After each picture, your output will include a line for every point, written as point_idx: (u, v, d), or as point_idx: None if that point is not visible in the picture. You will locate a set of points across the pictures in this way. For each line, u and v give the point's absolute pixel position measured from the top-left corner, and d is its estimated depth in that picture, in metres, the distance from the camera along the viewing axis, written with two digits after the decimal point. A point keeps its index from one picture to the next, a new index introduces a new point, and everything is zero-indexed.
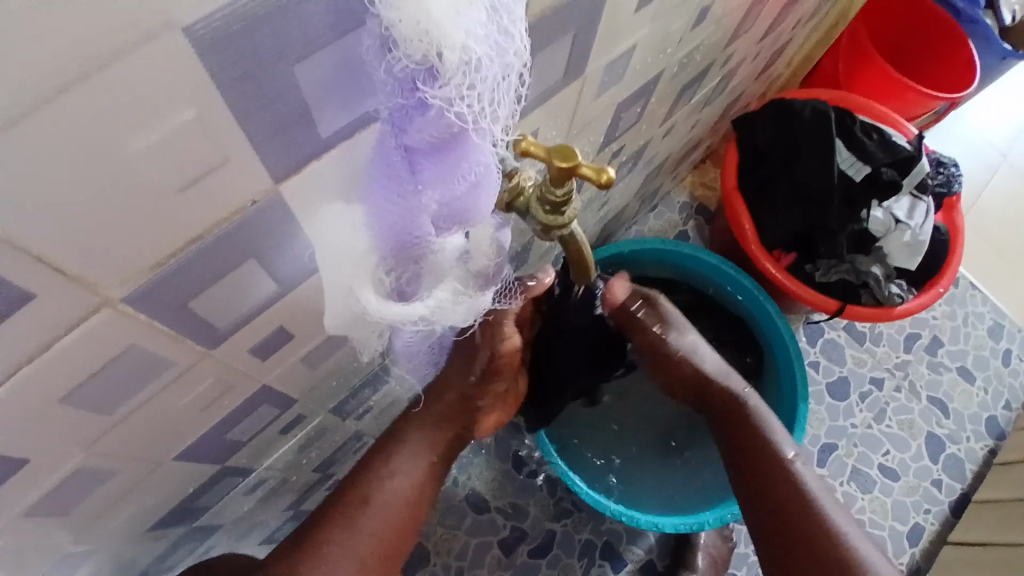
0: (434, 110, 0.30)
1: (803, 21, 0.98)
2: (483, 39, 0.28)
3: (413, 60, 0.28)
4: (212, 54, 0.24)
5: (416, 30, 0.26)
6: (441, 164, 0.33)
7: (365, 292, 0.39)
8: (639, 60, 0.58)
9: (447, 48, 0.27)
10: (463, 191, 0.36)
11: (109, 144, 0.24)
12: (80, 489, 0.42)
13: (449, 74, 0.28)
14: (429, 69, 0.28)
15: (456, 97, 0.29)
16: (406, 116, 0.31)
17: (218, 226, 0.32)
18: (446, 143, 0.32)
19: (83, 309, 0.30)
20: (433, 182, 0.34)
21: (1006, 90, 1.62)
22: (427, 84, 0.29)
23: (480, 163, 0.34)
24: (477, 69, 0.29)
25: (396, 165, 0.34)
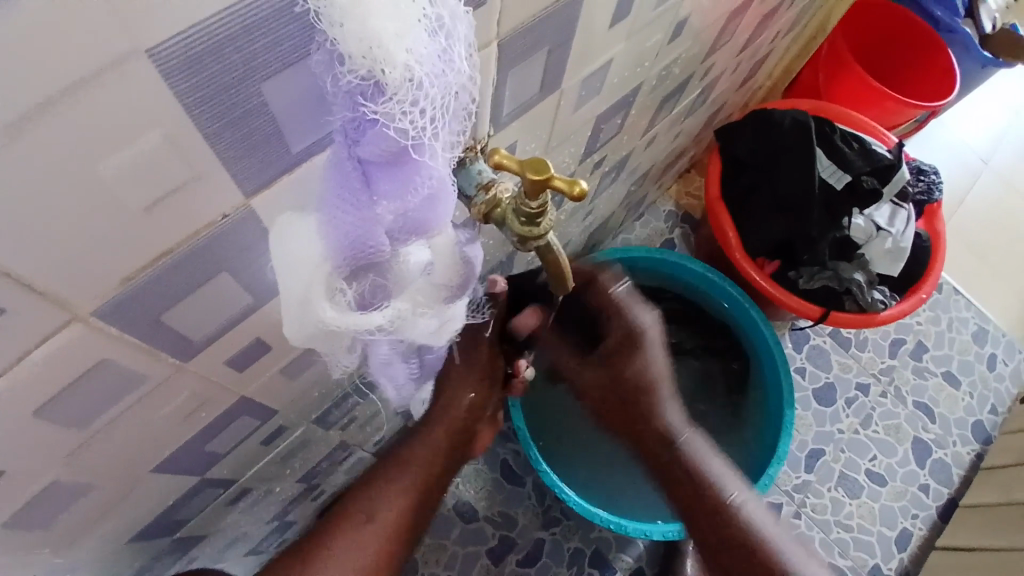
0: (381, 129, 0.25)
1: (782, 33, 0.99)
2: (430, 59, 0.24)
3: (358, 76, 0.23)
4: (187, 75, 0.22)
5: (360, 48, 0.22)
6: (395, 186, 0.28)
7: (332, 319, 0.32)
8: (617, 74, 0.53)
9: (387, 68, 0.23)
10: (427, 214, 0.30)
11: (77, 161, 0.21)
12: (54, 505, 0.39)
13: (393, 92, 0.24)
14: (375, 85, 0.24)
15: (400, 115, 0.25)
16: (353, 131, 0.26)
17: (189, 241, 0.29)
18: (395, 163, 0.27)
19: (53, 326, 0.27)
20: (390, 197, 0.28)
21: (981, 100, 1.67)
22: (370, 100, 0.24)
23: (438, 181, 0.29)
24: (426, 90, 0.25)
25: (346, 181, 0.27)
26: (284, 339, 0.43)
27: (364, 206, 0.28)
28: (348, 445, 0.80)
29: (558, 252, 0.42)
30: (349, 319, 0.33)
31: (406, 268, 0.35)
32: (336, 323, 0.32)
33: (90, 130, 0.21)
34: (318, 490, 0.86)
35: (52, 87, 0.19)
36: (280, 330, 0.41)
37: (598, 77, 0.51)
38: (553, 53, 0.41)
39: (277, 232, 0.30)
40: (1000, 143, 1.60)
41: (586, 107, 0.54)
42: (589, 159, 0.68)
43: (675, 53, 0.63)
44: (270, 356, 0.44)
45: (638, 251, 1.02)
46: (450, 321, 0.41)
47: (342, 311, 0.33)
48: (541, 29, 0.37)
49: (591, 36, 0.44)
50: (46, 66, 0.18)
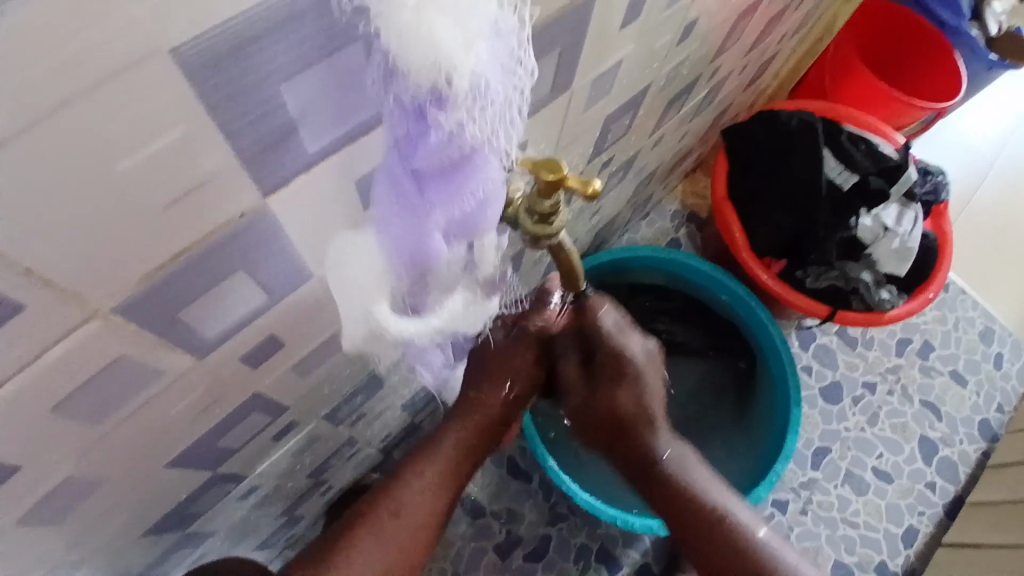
0: (445, 138, 0.28)
1: (789, 34, 0.99)
2: (492, 66, 0.27)
3: (422, 90, 0.26)
4: (209, 74, 0.23)
5: (429, 62, 0.24)
6: (449, 192, 0.31)
7: (390, 323, 0.38)
8: (626, 75, 0.54)
9: (457, 76, 0.25)
10: (477, 212, 0.34)
11: (99, 158, 0.23)
12: (73, 495, 0.40)
13: (458, 101, 0.27)
14: (440, 98, 0.26)
15: (465, 122, 0.28)
16: (415, 143, 0.29)
17: (205, 240, 0.30)
18: (453, 171, 0.30)
19: (75, 319, 0.28)
20: (445, 202, 0.32)
21: (991, 100, 1.66)
22: (438, 111, 0.27)
23: (489, 184, 0.33)
24: (487, 94, 0.28)
25: (403, 191, 0.31)
26: (298, 334, 0.44)
27: (422, 211, 0.32)
28: (356, 441, 0.81)
29: (571, 252, 0.43)
30: (401, 325, 0.39)
31: (451, 274, 0.39)
32: (392, 324, 0.38)
33: (112, 128, 0.22)
34: (326, 485, 0.87)
35: (77, 86, 0.20)
36: (294, 325, 0.42)
37: (607, 78, 0.51)
38: (564, 55, 0.41)
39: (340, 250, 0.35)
40: (1009, 143, 1.60)
41: (594, 108, 0.55)
42: (597, 159, 0.69)
43: (683, 54, 0.63)
44: (283, 352, 0.45)
45: (644, 250, 1.03)
46: (488, 311, 0.48)
47: (400, 316, 0.39)
48: (552, 31, 0.38)
49: (600, 39, 0.44)
50: (67, 69, 0.19)
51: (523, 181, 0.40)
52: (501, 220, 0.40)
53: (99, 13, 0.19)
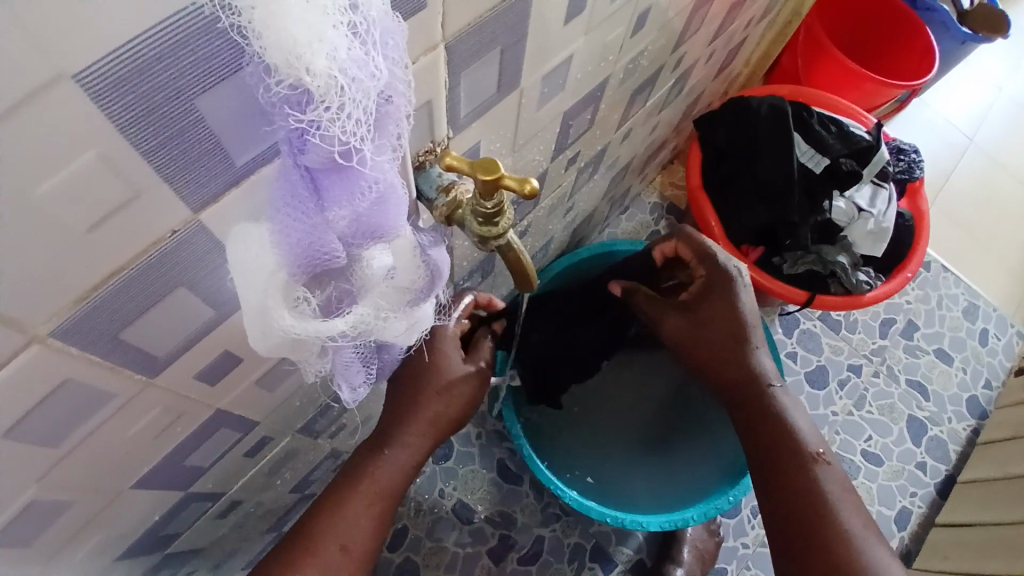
0: (313, 137, 0.25)
1: (754, 20, 0.99)
2: (353, 61, 0.24)
3: (286, 86, 0.23)
4: (117, 95, 0.22)
5: (282, 57, 0.22)
6: (343, 190, 0.28)
7: (290, 325, 0.32)
8: (579, 69, 0.54)
9: (309, 74, 0.22)
10: (378, 218, 0.31)
11: (16, 182, 0.22)
12: (35, 522, 0.39)
13: (320, 99, 0.24)
14: (304, 93, 0.24)
15: (328, 122, 0.24)
16: (297, 141, 0.26)
17: (139, 259, 0.29)
18: (337, 169, 0.27)
19: (10, 348, 0.27)
20: (340, 198, 0.29)
21: (965, 76, 1.67)
22: (299, 109, 0.24)
23: (385, 184, 0.30)
24: (352, 94, 0.24)
25: (294, 188, 0.28)
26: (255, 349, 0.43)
27: (316, 213, 0.29)
28: (338, 453, 0.81)
29: (519, 250, 0.42)
30: (309, 325, 0.33)
31: (371, 273, 0.36)
32: (295, 330, 0.33)
33: (30, 151, 0.21)
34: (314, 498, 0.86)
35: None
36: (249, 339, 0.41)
37: (560, 73, 0.51)
38: (508, 52, 0.41)
39: (231, 240, 0.30)
40: (986, 119, 1.61)
41: (551, 104, 0.54)
42: (562, 155, 0.69)
43: (641, 44, 0.63)
44: (244, 366, 0.44)
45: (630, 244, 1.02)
46: (418, 324, 0.42)
47: (303, 317, 0.33)
48: (493, 28, 0.37)
49: (546, 33, 0.44)
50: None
51: (470, 183, 0.41)
52: (449, 223, 0.40)
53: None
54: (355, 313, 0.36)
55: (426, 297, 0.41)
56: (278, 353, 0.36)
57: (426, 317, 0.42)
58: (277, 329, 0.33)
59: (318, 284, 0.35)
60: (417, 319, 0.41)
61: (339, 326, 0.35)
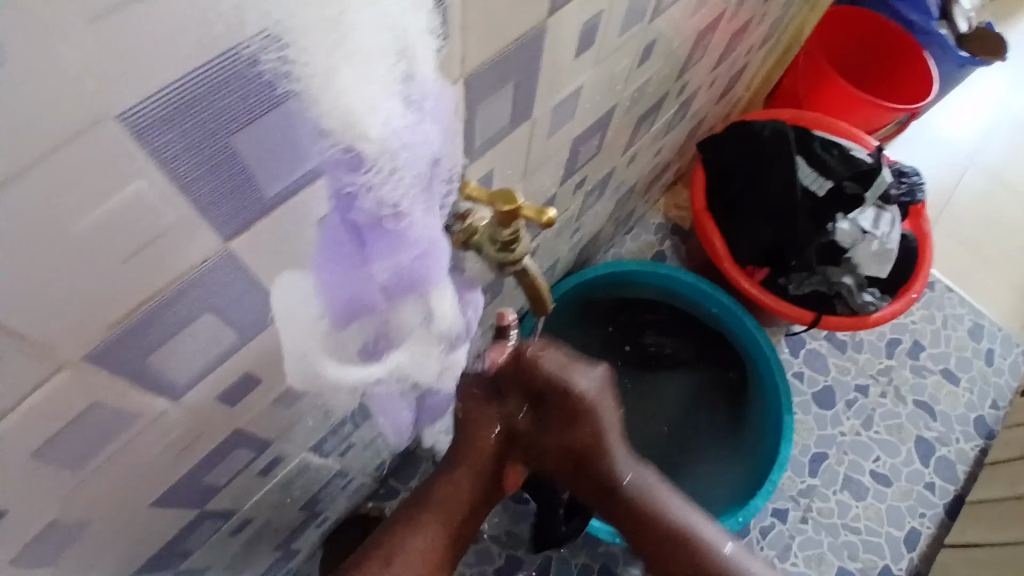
0: (363, 198, 0.28)
1: (757, 47, 1.01)
2: (403, 128, 0.27)
3: (340, 150, 0.26)
4: (158, 134, 0.24)
5: (339, 123, 0.25)
6: (386, 251, 0.30)
7: (331, 368, 0.35)
8: (588, 98, 0.55)
9: (364, 140, 0.25)
10: (420, 271, 0.33)
11: (60, 217, 0.23)
12: (57, 542, 0.40)
13: (372, 163, 0.27)
14: (356, 156, 0.26)
15: (377, 184, 0.28)
16: (344, 199, 0.29)
17: (170, 286, 0.30)
18: (383, 229, 0.30)
19: (45, 371, 0.28)
20: (383, 258, 0.31)
21: (967, 97, 1.69)
22: (353, 171, 0.27)
23: (428, 241, 0.32)
24: (400, 157, 0.27)
25: (341, 246, 0.30)
26: (273, 371, 0.44)
27: (359, 268, 0.31)
28: (347, 471, 0.81)
29: (534, 275, 0.44)
30: (348, 368, 0.35)
31: (407, 321, 0.35)
32: (331, 373, 0.35)
33: (75, 188, 0.23)
34: (321, 517, 0.87)
35: (39, 150, 0.21)
36: (268, 361, 0.42)
37: (569, 103, 0.52)
38: (521, 85, 0.42)
39: (278, 289, 0.32)
40: (987, 140, 1.62)
41: (560, 132, 0.56)
42: (569, 179, 0.70)
43: (647, 73, 0.65)
44: (261, 388, 0.45)
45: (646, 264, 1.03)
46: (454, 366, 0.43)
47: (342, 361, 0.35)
48: (506, 64, 0.39)
49: (558, 66, 0.45)
50: (17, 144, 0.20)
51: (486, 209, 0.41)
52: (467, 248, 0.40)
53: (49, 87, 0.19)
54: (391, 358, 0.37)
55: (461, 342, 0.42)
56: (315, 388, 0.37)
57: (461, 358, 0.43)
58: (316, 371, 0.35)
59: (364, 334, 0.35)
60: (451, 362, 0.42)
61: (375, 370, 0.36)
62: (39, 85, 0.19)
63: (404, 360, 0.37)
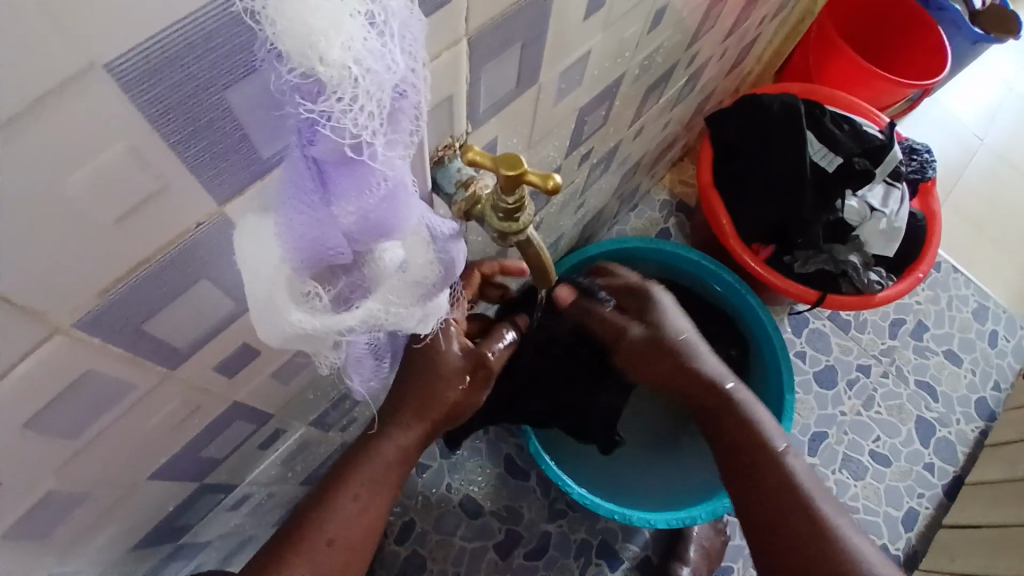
0: (324, 129, 0.25)
1: (768, 18, 0.98)
2: (370, 55, 0.24)
3: (297, 74, 0.23)
4: (146, 87, 0.22)
5: (295, 44, 0.22)
6: (350, 187, 0.28)
7: (301, 321, 0.32)
8: (596, 65, 0.53)
9: (320, 61, 0.22)
10: (385, 212, 0.31)
11: (46, 175, 0.22)
12: (55, 512, 0.40)
13: (332, 89, 0.23)
14: (316, 84, 0.24)
15: (338, 114, 0.24)
16: (304, 131, 0.26)
17: (162, 252, 0.29)
18: (344, 162, 0.27)
19: (35, 338, 0.27)
20: (346, 195, 0.28)
21: (978, 75, 1.66)
22: (311, 97, 0.24)
23: (395, 180, 0.29)
24: (362, 87, 0.24)
25: (302, 184, 0.28)
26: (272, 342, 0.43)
27: (320, 207, 0.28)
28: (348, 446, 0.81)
29: (537, 246, 0.42)
30: (321, 320, 0.33)
31: (383, 266, 0.36)
32: (301, 323, 0.33)
33: (61, 143, 0.21)
34: None
35: (17, 104, 0.19)
36: None
37: (576, 69, 0.51)
38: (527, 48, 0.41)
39: (242, 235, 0.30)
40: (997, 119, 1.59)
41: (567, 100, 0.54)
42: (575, 151, 0.68)
43: (657, 41, 0.63)
44: (260, 360, 0.44)
45: (651, 242, 1.02)
46: (435, 312, 0.41)
47: (314, 312, 0.33)
48: (513, 24, 0.37)
49: (566, 29, 0.44)
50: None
51: (489, 180, 0.40)
52: (468, 218, 0.39)
53: (32, 34, 0.18)
54: (363, 308, 0.35)
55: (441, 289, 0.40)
56: (295, 349, 0.35)
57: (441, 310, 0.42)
58: (280, 323, 0.32)
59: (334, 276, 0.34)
60: (429, 312, 0.40)
61: (348, 321, 0.34)
62: (21, 32, 0.18)
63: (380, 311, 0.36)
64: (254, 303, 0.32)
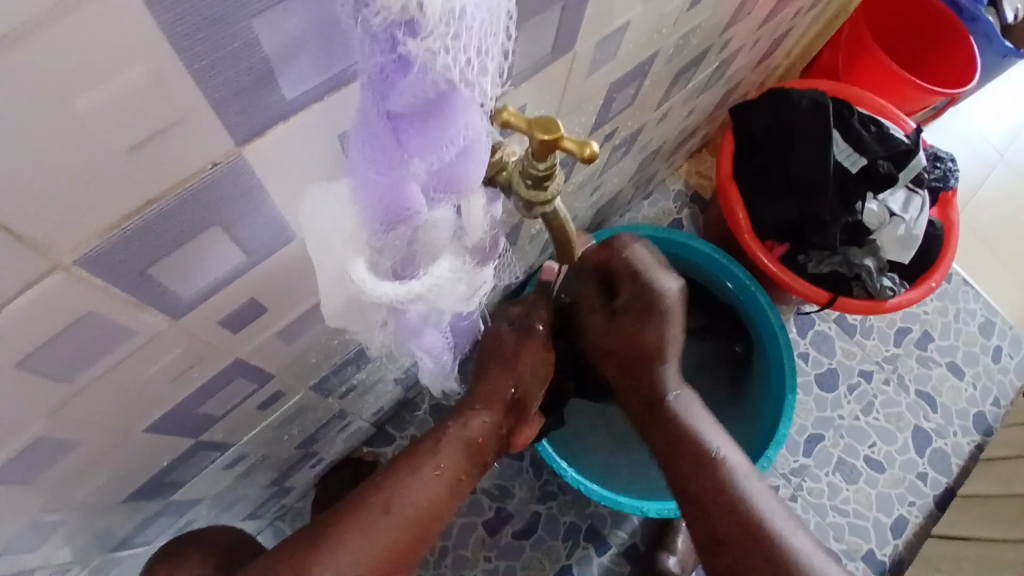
0: (419, 71, 0.25)
1: (805, 9, 0.95)
2: None
3: (391, 12, 0.22)
4: (172, 6, 0.21)
5: None
6: (427, 142, 0.28)
7: (371, 287, 0.33)
8: (632, 39, 0.51)
9: (429, 0, 0.22)
10: (459, 168, 0.31)
11: (55, 93, 0.20)
12: (44, 457, 0.38)
13: (433, 27, 0.23)
14: (410, 21, 0.23)
15: (439, 52, 0.24)
16: (382, 83, 0.25)
17: (174, 192, 0.27)
18: (431, 111, 0.27)
19: (35, 272, 0.26)
20: (422, 151, 0.28)
21: (1007, 88, 1.63)
22: (408, 36, 0.23)
23: (473, 134, 0.29)
24: (468, 18, 0.24)
25: (377, 138, 0.28)
26: (279, 299, 0.42)
27: (399, 164, 0.29)
28: (346, 414, 0.80)
29: (562, 218, 0.41)
30: (387, 288, 0.33)
31: (436, 233, 0.35)
32: (374, 291, 0.33)
33: (74, 57, 0.20)
34: (316, 457, 0.86)
35: (19, 13, 0.18)
36: (274, 288, 0.40)
37: (613, 41, 0.49)
38: (568, 9, 0.39)
39: (305, 202, 0.30)
40: (1022, 134, 1.57)
41: (599, 74, 0.52)
42: (600, 130, 0.66)
43: (694, 21, 0.60)
44: (267, 316, 0.43)
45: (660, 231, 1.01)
46: (482, 286, 0.41)
47: (377, 276, 0.33)
48: None
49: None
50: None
51: (516, 145, 0.38)
52: (492, 185, 0.37)
53: None
54: (428, 275, 0.35)
55: (487, 258, 0.41)
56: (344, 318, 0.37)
57: (490, 277, 0.42)
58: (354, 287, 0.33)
59: (389, 252, 0.34)
60: (481, 282, 0.40)
61: (414, 290, 0.35)
62: None
63: (442, 276, 0.36)
64: (324, 270, 0.32)
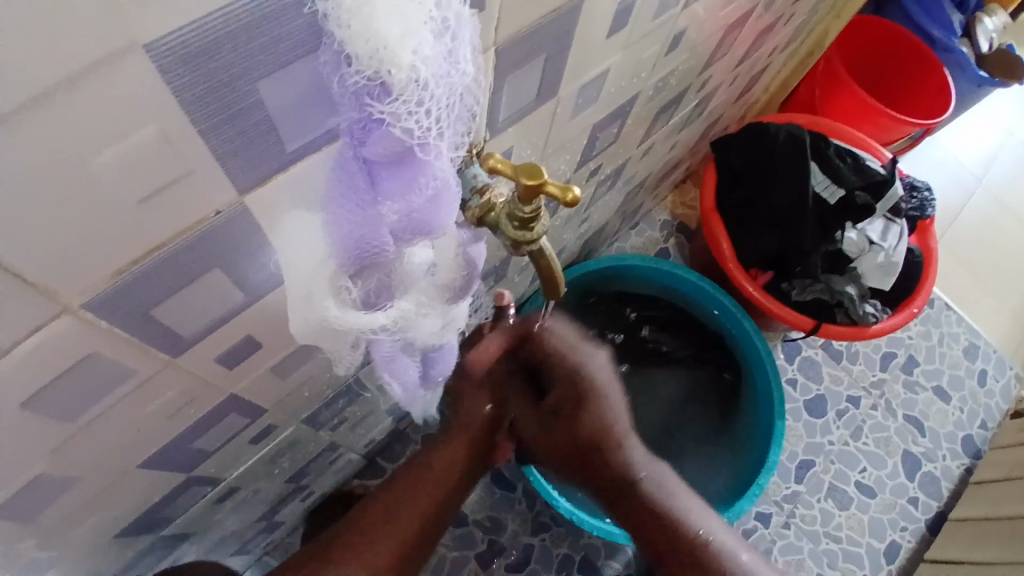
0: (386, 128, 0.26)
1: (779, 48, 1.00)
2: (435, 59, 0.25)
3: (364, 76, 0.24)
4: (180, 72, 0.22)
5: (367, 49, 0.23)
6: (398, 187, 0.29)
7: (335, 317, 0.33)
8: (613, 82, 0.54)
9: (393, 67, 0.24)
10: (430, 214, 0.31)
11: (75, 152, 0.22)
12: (39, 496, 0.39)
13: (400, 91, 0.25)
14: (381, 86, 0.25)
15: (404, 115, 0.25)
16: (360, 132, 0.27)
17: (180, 237, 0.29)
18: (400, 163, 0.28)
19: (43, 317, 0.27)
20: (394, 194, 0.29)
21: (979, 119, 1.69)
22: (377, 100, 0.25)
23: (443, 181, 0.30)
24: (430, 91, 0.25)
25: (351, 180, 0.29)
26: (275, 335, 0.43)
27: (370, 205, 0.29)
28: (337, 446, 0.80)
29: (548, 256, 0.42)
30: (350, 317, 0.34)
31: (412, 268, 0.37)
32: (338, 321, 0.34)
33: (92, 119, 0.21)
34: (308, 490, 0.86)
35: (42, 84, 0.19)
36: (270, 324, 0.41)
37: (594, 85, 0.51)
38: (550, 60, 0.41)
39: (281, 233, 0.31)
40: (996, 162, 1.62)
41: (582, 115, 0.54)
42: (585, 166, 0.69)
43: (672, 64, 0.63)
44: (262, 353, 0.44)
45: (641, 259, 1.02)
46: (455, 321, 0.42)
47: (345, 308, 0.34)
48: (537, 37, 0.37)
49: (588, 46, 0.44)
50: (24, 71, 0.18)
51: (504, 187, 0.39)
52: (474, 223, 0.39)
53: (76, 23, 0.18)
54: (395, 307, 0.37)
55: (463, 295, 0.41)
56: (315, 340, 0.36)
57: (465, 313, 0.43)
58: (319, 319, 0.34)
59: (366, 280, 0.35)
60: (453, 318, 0.41)
61: (379, 320, 0.36)
62: (62, 18, 0.18)
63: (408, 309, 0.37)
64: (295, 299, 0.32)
